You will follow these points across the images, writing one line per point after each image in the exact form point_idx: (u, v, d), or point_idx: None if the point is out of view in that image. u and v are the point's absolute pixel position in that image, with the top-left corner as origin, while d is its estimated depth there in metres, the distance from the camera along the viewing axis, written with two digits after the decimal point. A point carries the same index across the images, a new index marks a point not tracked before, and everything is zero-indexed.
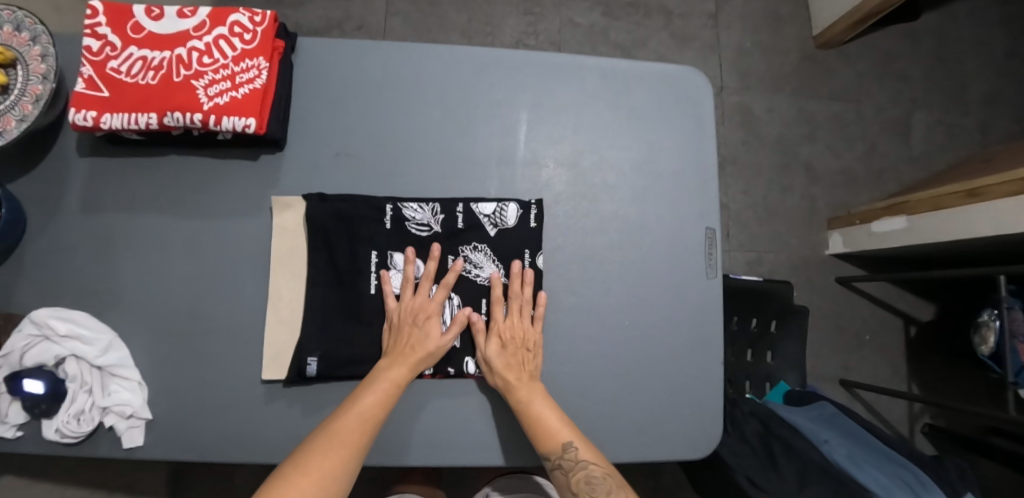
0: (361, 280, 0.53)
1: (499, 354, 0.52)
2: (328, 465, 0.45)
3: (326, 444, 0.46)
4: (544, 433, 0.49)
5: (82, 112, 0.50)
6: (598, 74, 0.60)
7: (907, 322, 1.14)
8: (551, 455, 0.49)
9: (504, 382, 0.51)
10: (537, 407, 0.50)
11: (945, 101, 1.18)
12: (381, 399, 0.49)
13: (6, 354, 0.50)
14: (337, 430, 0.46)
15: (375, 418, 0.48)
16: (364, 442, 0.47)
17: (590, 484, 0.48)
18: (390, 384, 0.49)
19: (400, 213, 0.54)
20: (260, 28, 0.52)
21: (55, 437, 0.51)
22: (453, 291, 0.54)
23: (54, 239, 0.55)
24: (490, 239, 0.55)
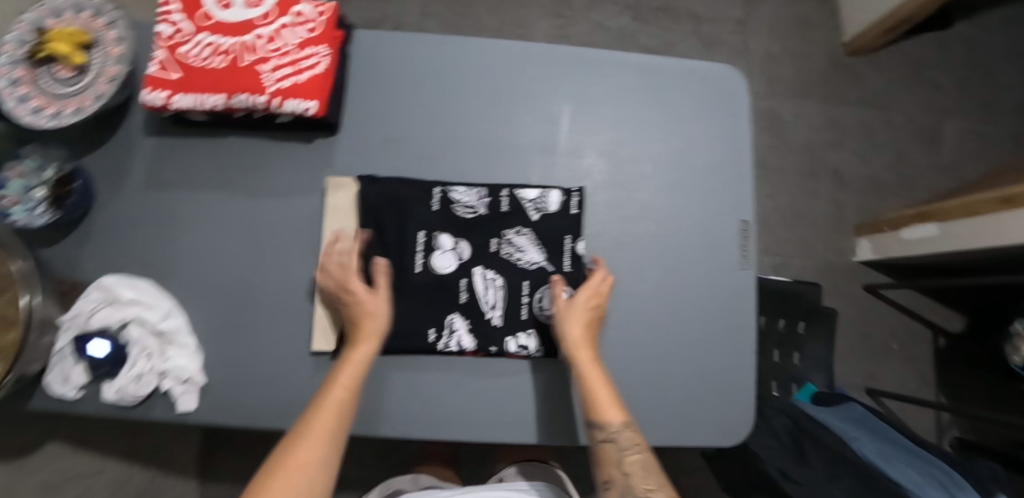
0: (408, 258, 0.55)
1: (575, 318, 0.52)
2: (308, 456, 0.44)
3: (300, 439, 0.45)
4: (609, 403, 0.49)
5: (155, 92, 0.54)
6: (638, 68, 0.62)
7: (935, 332, 1.12)
8: (610, 426, 0.48)
9: (577, 346, 0.51)
10: (601, 377, 0.50)
11: (976, 110, 1.18)
12: (349, 384, 0.48)
13: (74, 316, 0.54)
14: (310, 423, 0.46)
15: (346, 404, 0.48)
16: (340, 428, 0.47)
17: (642, 469, 0.48)
18: (354, 367, 0.49)
19: (447, 196, 0.56)
20: (322, 19, 0.56)
21: (113, 399, 0.54)
22: (497, 271, 0.55)
23: (120, 213, 0.58)
24: (532, 224, 0.56)
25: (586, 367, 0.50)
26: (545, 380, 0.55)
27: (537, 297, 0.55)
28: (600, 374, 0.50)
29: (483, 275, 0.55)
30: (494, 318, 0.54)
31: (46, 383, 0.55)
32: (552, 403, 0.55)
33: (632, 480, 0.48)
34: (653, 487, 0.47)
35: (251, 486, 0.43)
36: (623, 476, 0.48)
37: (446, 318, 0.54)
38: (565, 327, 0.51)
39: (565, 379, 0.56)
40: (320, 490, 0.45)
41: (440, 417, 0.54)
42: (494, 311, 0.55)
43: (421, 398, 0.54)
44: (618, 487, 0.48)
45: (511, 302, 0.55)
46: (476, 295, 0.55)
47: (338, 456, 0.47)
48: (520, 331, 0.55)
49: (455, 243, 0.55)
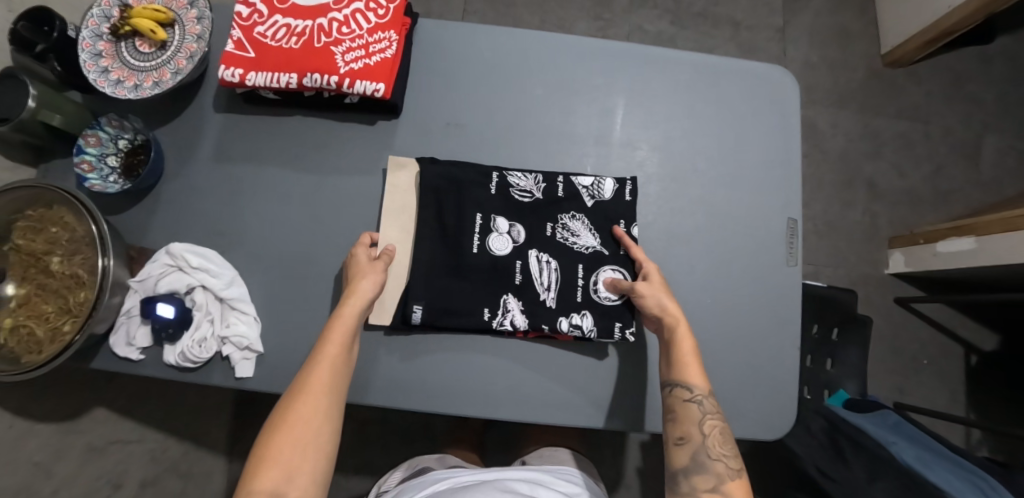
0: (465, 237, 0.56)
1: (660, 286, 0.54)
2: (306, 412, 0.45)
3: (297, 396, 0.46)
4: (699, 368, 0.51)
5: (231, 69, 0.56)
6: (691, 65, 0.63)
7: (967, 350, 1.11)
8: (698, 389, 0.50)
9: (674, 313, 0.52)
10: (693, 345, 0.51)
11: (1018, 127, 1.17)
12: (340, 341, 0.48)
13: (144, 280, 0.57)
14: (304, 382, 0.46)
15: (339, 360, 0.48)
16: (336, 384, 0.47)
17: (721, 434, 0.49)
18: (342, 325, 0.49)
19: (505, 180, 0.58)
20: (392, 6, 0.58)
21: (176, 360, 0.56)
22: (550, 254, 0.57)
23: (188, 184, 0.61)
24: (586, 209, 0.58)
25: (685, 334, 0.51)
26: (594, 362, 0.57)
27: (591, 280, 0.57)
28: (692, 341, 0.52)
29: (537, 257, 0.57)
30: (548, 299, 0.56)
31: (111, 343, 0.57)
32: (600, 387, 0.57)
33: (709, 441, 0.48)
34: (728, 453, 0.48)
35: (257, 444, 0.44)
36: (701, 436, 0.49)
37: (502, 298, 0.55)
38: (665, 296, 0.52)
39: (610, 364, 0.57)
40: (327, 443, 0.46)
41: (492, 394, 0.55)
42: (548, 292, 0.56)
43: (468, 375, 0.55)
44: (693, 444, 0.48)
45: (564, 283, 0.56)
46: (529, 275, 0.56)
47: (340, 409, 0.48)
48: (574, 312, 0.56)
49: (511, 225, 0.57)
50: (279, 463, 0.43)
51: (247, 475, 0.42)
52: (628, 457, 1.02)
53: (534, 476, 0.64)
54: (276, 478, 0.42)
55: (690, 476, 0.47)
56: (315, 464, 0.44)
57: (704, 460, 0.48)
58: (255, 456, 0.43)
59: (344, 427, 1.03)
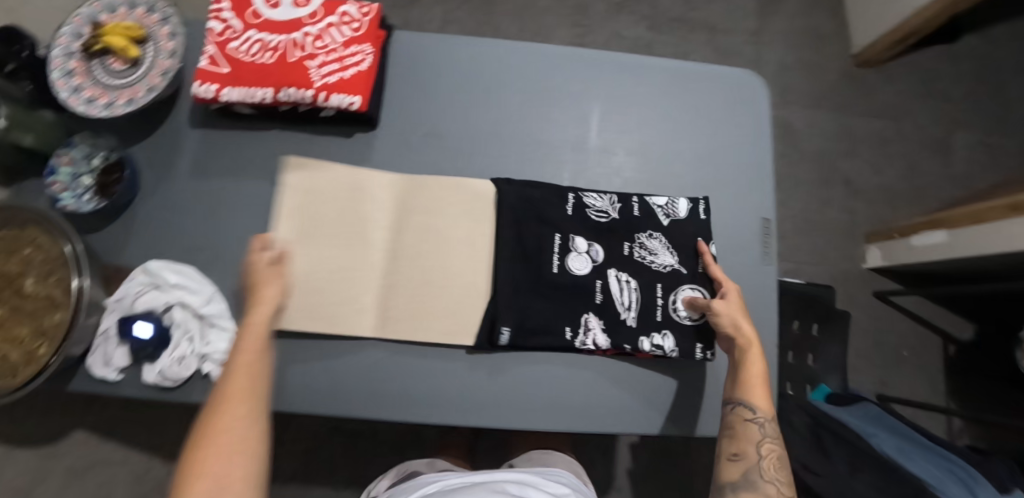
0: (545, 258, 0.56)
1: (739, 305, 0.55)
2: (227, 421, 0.43)
3: (216, 406, 0.44)
4: (764, 391, 0.52)
5: (205, 85, 0.56)
6: (666, 71, 0.65)
7: (946, 340, 1.13)
8: (761, 411, 0.52)
9: (751, 335, 0.53)
10: (762, 368, 0.53)
11: (986, 123, 1.21)
12: (255, 346, 0.47)
13: (121, 298, 0.56)
14: (222, 392, 0.45)
15: (258, 366, 0.47)
16: (256, 389, 0.46)
17: (777, 459, 0.51)
18: (253, 330, 0.47)
19: (582, 200, 0.59)
20: (366, 19, 0.58)
21: (155, 379, 0.55)
22: (631, 274, 0.57)
23: (165, 201, 0.60)
24: (663, 228, 0.59)
25: (755, 359, 0.53)
26: (574, 365, 0.57)
27: (670, 299, 0.57)
28: (762, 364, 0.53)
29: (617, 277, 0.57)
30: (628, 318, 0.56)
31: (88, 364, 0.56)
32: (582, 389, 0.56)
33: (764, 463, 0.51)
34: (781, 478, 0.50)
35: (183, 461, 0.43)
36: (757, 456, 0.51)
37: (583, 317, 0.56)
38: (746, 318, 0.53)
39: (591, 368, 0.57)
40: (258, 448, 0.44)
41: (475, 401, 0.54)
42: (630, 312, 0.56)
43: (448, 385, 0.55)
44: (748, 463, 0.51)
45: (644, 304, 0.57)
46: (609, 295, 0.57)
47: (265, 414, 0.47)
48: (655, 331, 0.56)
49: (590, 245, 0.58)
50: (207, 475, 0.41)
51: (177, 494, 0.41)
52: (618, 459, 1.03)
53: (523, 477, 0.64)
54: (206, 490, 0.40)
55: (739, 492, 0.50)
56: (247, 470, 0.43)
57: (757, 480, 0.50)
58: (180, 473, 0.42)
59: (333, 439, 1.02)
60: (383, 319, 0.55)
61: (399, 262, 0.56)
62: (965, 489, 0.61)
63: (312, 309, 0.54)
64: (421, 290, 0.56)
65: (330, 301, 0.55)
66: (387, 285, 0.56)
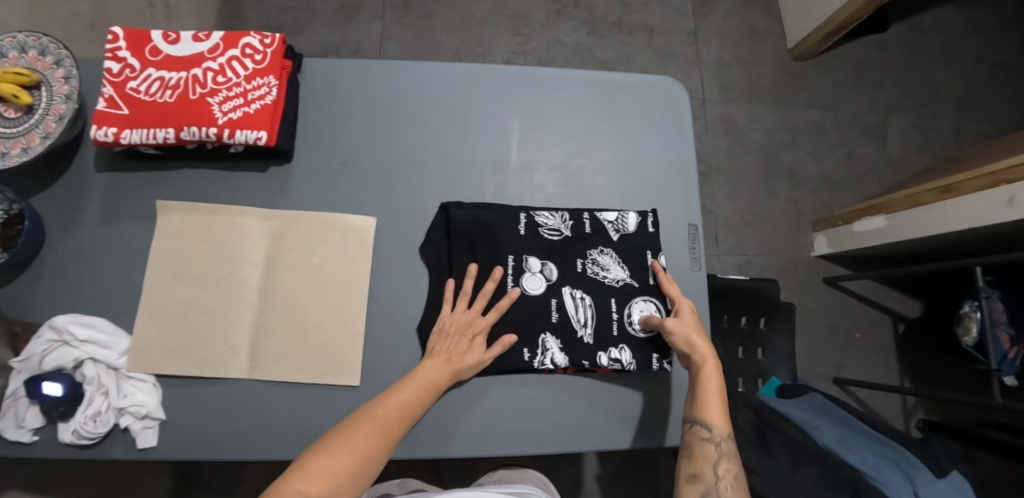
0: (500, 281, 0.56)
1: (692, 319, 0.55)
2: (361, 445, 0.46)
3: (366, 425, 0.47)
4: (721, 410, 0.52)
5: (104, 129, 0.54)
6: (585, 84, 0.65)
7: (895, 319, 1.17)
8: (717, 430, 0.51)
9: (706, 350, 0.53)
10: (719, 384, 0.53)
11: (918, 107, 1.25)
12: (419, 394, 0.50)
13: (26, 358, 0.53)
14: (378, 416, 0.48)
15: (409, 413, 0.49)
16: (398, 433, 0.48)
17: (735, 477, 0.50)
18: (429, 382, 0.51)
19: (533, 220, 0.58)
20: (270, 50, 0.57)
21: (71, 439, 0.52)
22: (583, 289, 0.57)
23: (73, 250, 0.58)
24: (614, 244, 0.59)
25: (710, 374, 0.52)
26: (506, 385, 0.56)
27: (624, 313, 0.57)
28: (718, 380, 0.53)
29: (571, 294, 0.57)
30: (585, 335, 0.56)
31: None
32: (512, 412, 0.55)
33: (721, 482, 0.49)
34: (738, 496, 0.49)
35: (314, 447, 0.45)
36: (714, 476, 0.50)
37: (540, 337, 0.55)
38: (700, 333, 0.54)
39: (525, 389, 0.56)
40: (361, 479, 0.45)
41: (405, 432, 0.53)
42: (586, 329, 0.56)
43: None
44: (705, 483, 0.49)
45: (598, 320, 0.56)
46: (564, 313, 0.56)
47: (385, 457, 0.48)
48: (611, 346, 0.56)
49: (544, 264, 0.57)
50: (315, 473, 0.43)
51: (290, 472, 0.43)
52: (585, 465, 1.03)
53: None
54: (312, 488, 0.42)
55: None
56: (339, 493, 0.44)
57: None
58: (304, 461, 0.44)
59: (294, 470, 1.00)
60: (253, 359, 0.55)
61: (270, 300, 0.56)
62: (902, 475, 0.63)
63: (181, 352, 0.55)
64: (292, 329, 0.55)
65: (197, 343, 0.55)
66: (257, 325, 0.56)
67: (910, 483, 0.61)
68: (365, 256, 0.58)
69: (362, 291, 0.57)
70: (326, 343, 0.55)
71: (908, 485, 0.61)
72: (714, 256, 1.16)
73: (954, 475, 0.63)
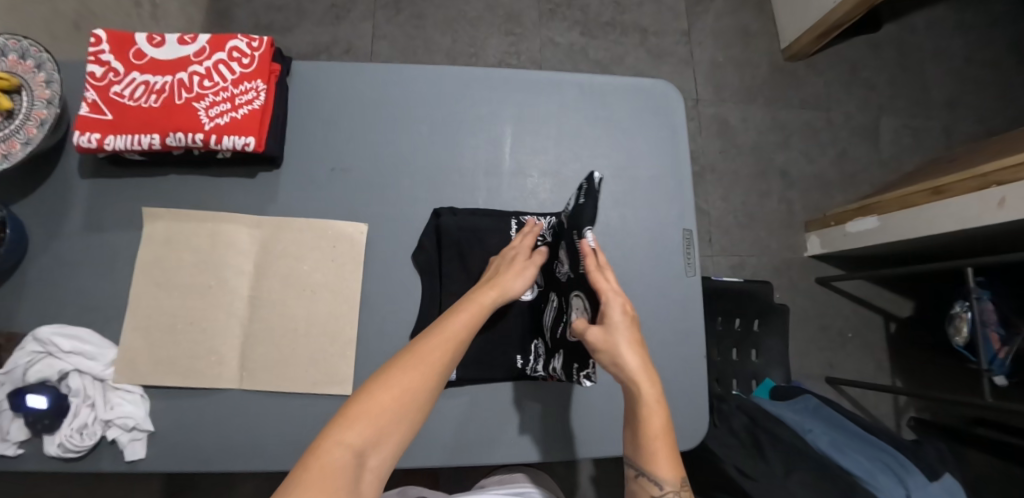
0: None
1: (624, 337, 0.44)
2: (409, 381, 0.41)
3: (412, 357, 0.42)
4: (669, 459, 0.44)
5: (87, 134, 0.53)
6: (578, 88, 0.64)
7: (887, 318, 1.17)
8: (668, 485, 0.44)
9: (640, 378, 0.44)
10: (664, 423, 0.44)
11: (910, 107, 1.25)
12: (467, 320, 0.46)
13: (8, 371, 0.51)
14: (425, 347, 0.43)
15: (458, 341, 0.44)
16: (447, 364, 0.43)
17: None
18: (476, 307, 0.47)
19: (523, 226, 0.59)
20: (257, 53, 0.56)
21: (56, 452, 0.51)
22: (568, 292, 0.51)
23: (56, 258, 0.57)
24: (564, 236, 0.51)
25: (648, 415, 0.44)
26: (489, 393, 0.55)
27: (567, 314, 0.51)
28: (663, 420, 0.44)
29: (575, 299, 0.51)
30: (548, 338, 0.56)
31: None
32: (498, 422, 0.55)
33: None
34: None
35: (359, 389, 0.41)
36: None
37: (531, 345, 0.57)
38: (631, 358, 0.44)
39: (517, 395, 0.56)
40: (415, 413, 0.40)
41: None
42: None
43: None
44: None
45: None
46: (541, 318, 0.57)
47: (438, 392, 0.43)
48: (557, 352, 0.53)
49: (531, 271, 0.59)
50: (365, 416, 0.38)
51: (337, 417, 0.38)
52: (581, 466, 1.03)
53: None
54: (362, 431, 0.38)
55: None
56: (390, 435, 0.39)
57: None
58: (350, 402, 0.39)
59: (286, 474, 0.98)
60: (243, 369, 0.54)
61: (260, 309, 0.55)
62: (895, 478, 0.63)
63: (169, 361, 0.54)
64: (283, 339, 0.55)
65: (185, 353, 0.54)
66: (247, 334, 0.55)
67: (902, 486, 0.62)
68: (357, 263, 0.57)
69: (353, 299, 0.56)
70: (315, 353, 0.55)
71: (902, 489, 0.62)
72: (708, 257, 1.16)
73: (946, 478, 0.63)
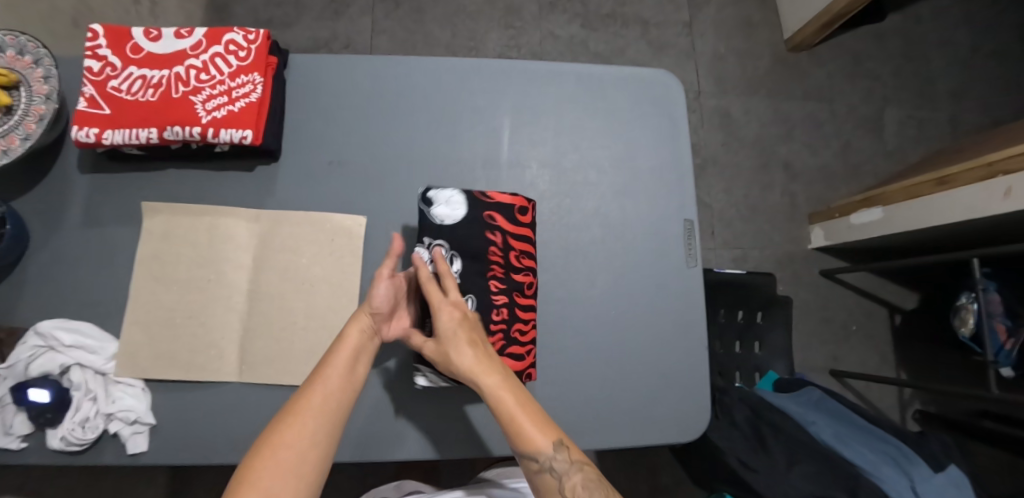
0: None
1: (457, 340, 0.47)
2: (292, 437, 0.42)
3: (288, 417, 0.43)
4: (538, 429, 0.45)
5: (84, 129, 0.52)
6: (575, 79, 0.63)
7: (891, 310, 1.16)
8: (545, 455, 0.44)
9: (482, 375, 0.46)
10: (516, 401, 0.45)
11: (914, 98, 1.24)
12: (345, 363, 0.47)
13: (11, 365, 0.52)
14: (302, 403, 0.44)
15: (336, 384, 0.46)
16: (330, 412, 0.45)
17: (587, 488, 0.44)
18: (348, 346, 0.47)
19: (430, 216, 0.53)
20: (254, 46, 0.55)
21: (59, 445, 0.51)
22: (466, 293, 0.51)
23: (58, 253, 0.57)
24: (444, 232, 0.52)
25: (495, 398, 0.45)
26: None
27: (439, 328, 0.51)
28: (512, 399, 0.45)
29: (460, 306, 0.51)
30: None
31: None
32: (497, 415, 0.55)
33: None
34: None
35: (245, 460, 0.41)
36: None
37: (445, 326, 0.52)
38: (461, 357, 0.46)
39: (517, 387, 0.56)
40: (304, 473, 0.41)
41: (393, 437, 0.53)
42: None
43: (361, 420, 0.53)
44: None
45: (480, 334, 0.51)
46: None
47: (330, 440, 0.44)
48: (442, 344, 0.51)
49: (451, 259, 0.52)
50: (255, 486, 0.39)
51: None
52: None
53: None
54: None
55: None
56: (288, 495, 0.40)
57: None
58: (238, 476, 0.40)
59: None
60: (243, 363, 0.54)
61: (258, 302, 0.55)
62: (899, 470, 0.63)
63: (169, 356, 0.54)
64: (282, 332, 0.55)
65: (185, 347, 0.54)
66: (246, 328, 0.55)
67: (907, 478, 0.62)
68: (355, 256, 0.57)
69: (351, 292, 0.56)
70: (314, 346, 0.55)
71: (906, 480, 0.61)
72: (710, 250, 1.15)
73: (951, 470, 0.63)
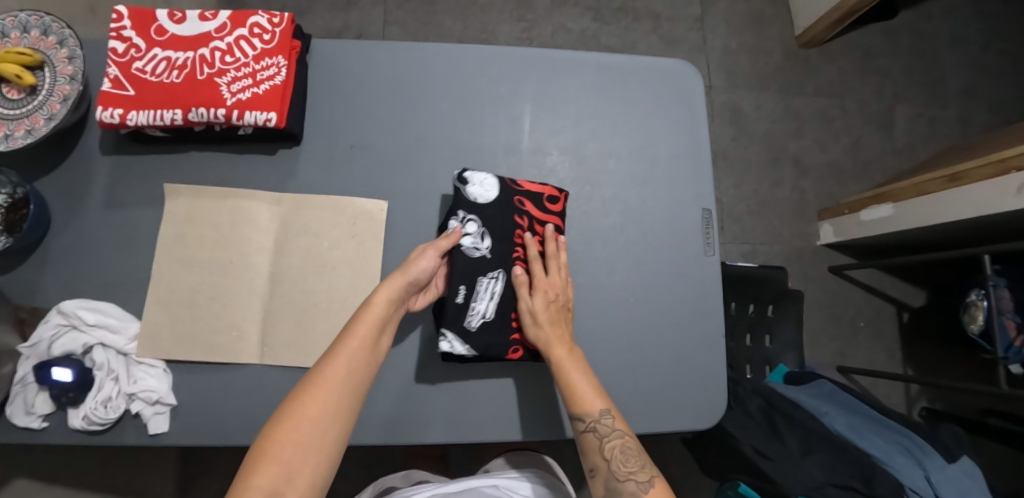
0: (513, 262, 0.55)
1: (547, 317, 0.52)
2: (312, 411, 0.43)
3: (310, 389, 0.44)
4: (594, 397, 0.50)
5: (109, 110, 0.53)
6: (595, 67, 0.63)
7: (899, 308, 1.17)
8: (594, 419, 0.49)
9: (553, 345, 0.51)
10: (586, 375, 0.51)
11: (925, 95, 1.24)
12: (365, 336, 0.47)
13: (34, 344, 0.52)
14: (325, 376, 0.45)
15: (358, 356, 0.46)
16: (351, 385, 0.45)
17: (624, 453, 0.48)
18: (372, 315, 0.48)
19: (463, 192, 0.55)
20: (278, 30, 0.56)
21: (81, 425, 0.52)
22: (499, 267, 0.55)
23: (79, 234, 0.57)
24: (477, 210, 0.55)
25: (564, 364, 0.50)
26: (509, 371, 0.56)
27: (471, 299, 0.53)
28: (585, 372, 0.51)
29: (486, 281, 0.54)
30: (488, 308, 0.54)
31: (8, 413, 0.51)
32: (518, 400, 0.55)
33: (613, 465, 0.48)
34: (634, 469, 0.48)
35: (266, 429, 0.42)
36: (605, 463, 0.49)
37: (476, 294, 0.54)
38: (535, 327, 0.52)
39: (536, 374, 0.56)
40: (326, 446, 0.43)
41: (414, 421, 0.54)
42: (478, 316, 0.53)
43: (381, 403, 0.53)
44: (604, 474, 0.49)
45: (500, 310, 0.54)
46: (492, 289, 0.54)
47: (350, 414, 0.45)
48: (472, 311, 0.53)
49: (480, 234, 0.54)
50: (279, 459, 0.40)
51: (244, 470, 0.40)
52: None
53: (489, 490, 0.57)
54: (275, 473, 0.40)
55: None
56: (310, 467, 0.41)
57: (615, 486, 0.48)
58: (261, 445, 0.41)
59: None
60: (264, 345, 0.54)
61: (280, 285, 0.55)
62: (912, 460, 0.63)
63: (191, 337, 0.54)
64: (304, 315, 0.55)
65: (207, 328, 0.54)
66: (268, 310, 0.55)
67: (921, 468, 0.62)
68: (376, 241, 0.57)
69: (372, 276, 0.56)
70: (335, 329, 0.55)
71: (920, 470, 0.62)
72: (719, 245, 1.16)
73: (964, 460, 0.63)
